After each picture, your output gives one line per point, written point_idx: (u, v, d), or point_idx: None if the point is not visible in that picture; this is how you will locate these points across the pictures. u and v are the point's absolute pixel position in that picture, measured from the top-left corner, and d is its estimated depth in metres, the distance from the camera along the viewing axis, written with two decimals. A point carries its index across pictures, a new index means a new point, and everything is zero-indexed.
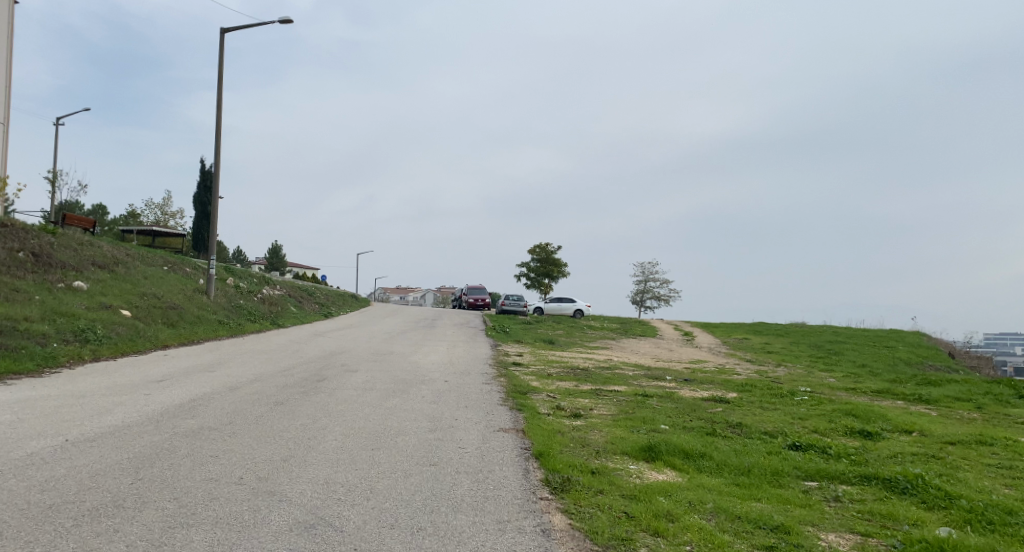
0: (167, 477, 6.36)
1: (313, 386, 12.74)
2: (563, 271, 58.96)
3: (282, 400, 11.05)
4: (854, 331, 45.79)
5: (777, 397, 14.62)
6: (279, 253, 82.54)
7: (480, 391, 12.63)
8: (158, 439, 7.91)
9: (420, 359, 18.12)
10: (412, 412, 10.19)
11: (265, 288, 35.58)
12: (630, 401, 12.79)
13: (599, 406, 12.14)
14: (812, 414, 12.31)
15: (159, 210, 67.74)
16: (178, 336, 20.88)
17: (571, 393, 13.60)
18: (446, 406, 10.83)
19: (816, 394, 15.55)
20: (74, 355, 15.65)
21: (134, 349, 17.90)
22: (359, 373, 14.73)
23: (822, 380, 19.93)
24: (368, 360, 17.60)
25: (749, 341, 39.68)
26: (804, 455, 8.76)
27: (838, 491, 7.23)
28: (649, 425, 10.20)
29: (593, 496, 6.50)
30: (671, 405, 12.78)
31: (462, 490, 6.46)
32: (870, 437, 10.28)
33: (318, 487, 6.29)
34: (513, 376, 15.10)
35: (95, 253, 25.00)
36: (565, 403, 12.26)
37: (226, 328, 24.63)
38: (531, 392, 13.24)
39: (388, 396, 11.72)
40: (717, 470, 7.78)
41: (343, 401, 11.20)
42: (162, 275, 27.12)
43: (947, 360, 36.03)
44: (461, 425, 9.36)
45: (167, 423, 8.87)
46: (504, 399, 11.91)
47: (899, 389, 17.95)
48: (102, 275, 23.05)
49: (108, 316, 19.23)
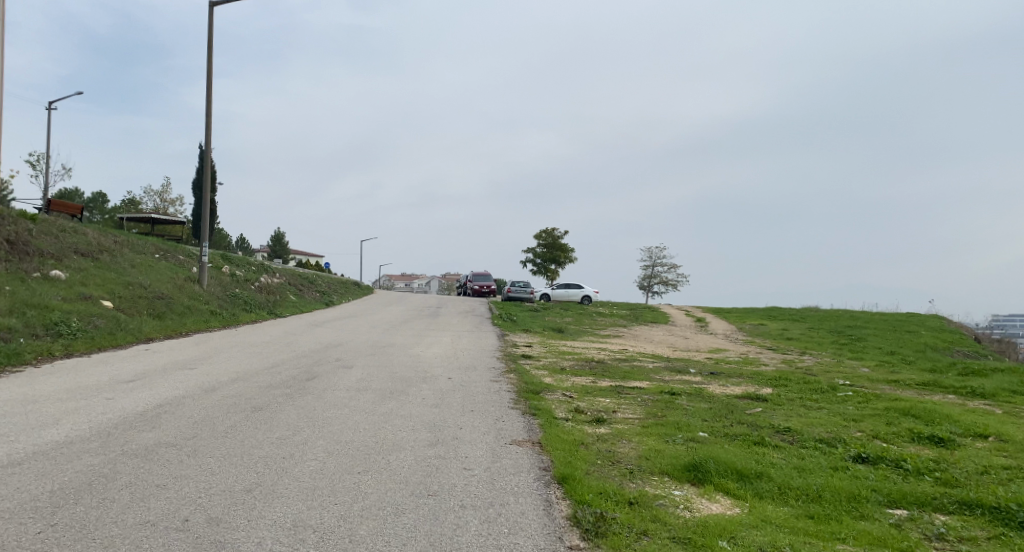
0: (89, 522, 4.99)
1: (301, 387, 11.30)
2: (566, 255, 57.15)
3: (263, 405, 9.64)
4: (872, 316, 44.33)
5: (816, 394, 13.14)
6: (280, 240, 81.11)
7: (488, 392, 11.20)
8: (99, 461, 6.51)
9: (422, 352, 16.69)
10: (410, 419, 8.81)
11: (262, 275, 34.22)
12: (657, 402, 11.35)
13: (624, 407, 10.71)
14: (865, 414, 10.85)
15: (158, 197, 66.35)
16: (165, 328, 19.50)
17: (589, 392, 12.16)
18: (449, 411, 9.39)
19: (859, 389, 14.05)
20: (42, 351, 14.29)
21: (113, 344, 16.51)
22: (355, 370, 13.31)
23: (856, 371, 18.41)
24: (365, 354, 16.15)
25: (766, 327, 38.23)
26: (877, 472, 7.34)
27: (939, 525, 5.82)
28: (686, 434, 8.78)
29: (636, 543, 5.12)
30: (704, 405, 11.34)
31: (469, 537, 5.07)
32: (945, 445, 8.82)
33: (283, 535, 4.94)
34: (524, 372, 13.64)
35: (79, 240, 23.57)
36: (584, 405, 10.82)
37: (218, 318, 23.25)
38: (545, 391, 11.80)
39: (384, 399, 10.29)
40: (782, 497, 6.36)
41: (333, 406, 9.78)
42: (151, 264, 25.72)
43: (973, 344, 34.47)
44: (467, 436, 7.95)
45: (119, 437, 7.47)
46: (516, 401, 10.48)
47: (945, 381, 16.40)
48: (85, 264, 21.64)
49: (87, 307, 17.85)
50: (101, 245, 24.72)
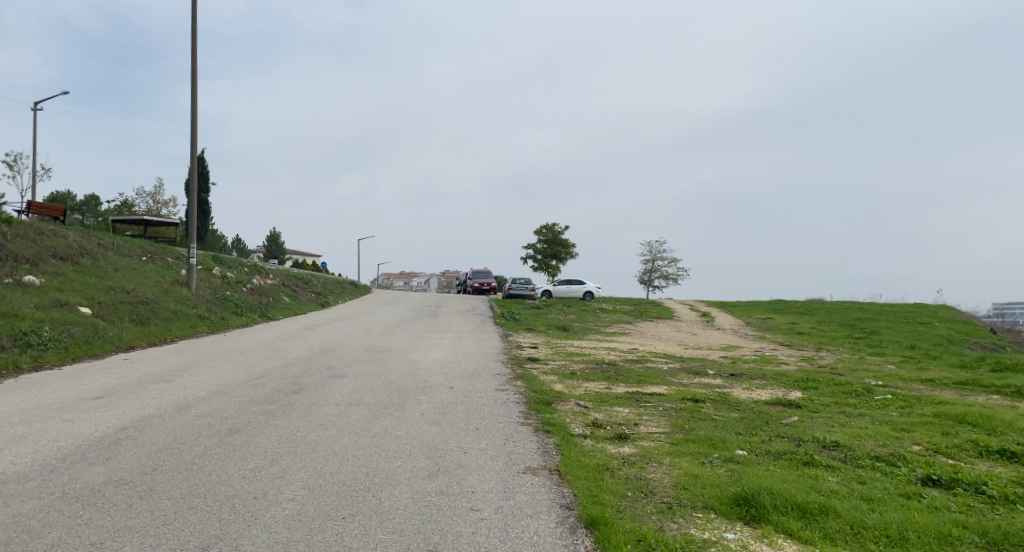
0: None
1: (287, 402, 10.17)
2: (566, 250, 56.08)
3: (240, 427, 8.52)
4: (880, 308, 43.25)
5: (851, 397, 12.03)
6: (277, 240, 79.98)
7: (494, 404, 10.11)
8: (29, 510, 5.41)
9: (421, 357, 15.55)
10: (406, 442, 7.70)
11: (255, 276, 33.06)
12: (681, 411, 10.27)
13: (646, 420, 9.61)
14: (915, 422, 9.73)
15: (151, 198, 65.15)
16: (147, 335, 18.34)
17: (605, 399, 11.05)
18: (451, 430, 8.29)
19: (896, 390, 12.93)
20: (8, 365, 13.13)
21: (88, 354, 15.36)
22: (347, 380, 12.17)
23: (882, 369, 17.30)
24: (359, 360, 14.99)
25: (774, 321, 37.11)
26: (958, 500, 6.24)
27: None
28: (723, 453, 7.70)
29: None
30: (734, 414, 10.24)
31: None
32: (1021, 461, 7.70)
33: None
34: (531, 378, 12.52)
35: (58, 244, 22.42)
36: (601, 416, 9.72)
37: (205, 323, 22.11)
38: (556, 400, 10.67)
39: (377, 415, 9.17)
40: (857, 539, 5.31)
41: (321, 425, 8.66)
42: (137, 267, 24.56)
43: (988, 335, 33.31)
44: (473, 464, 6.91)
45: (62, 473, 6.33)
46: (526, 415, 9.35)
47: (982, 379, 15.20)
48: (63, 268, 20.49)
49: (61, 314, 16.71)
50: (82, 247, 23.56)
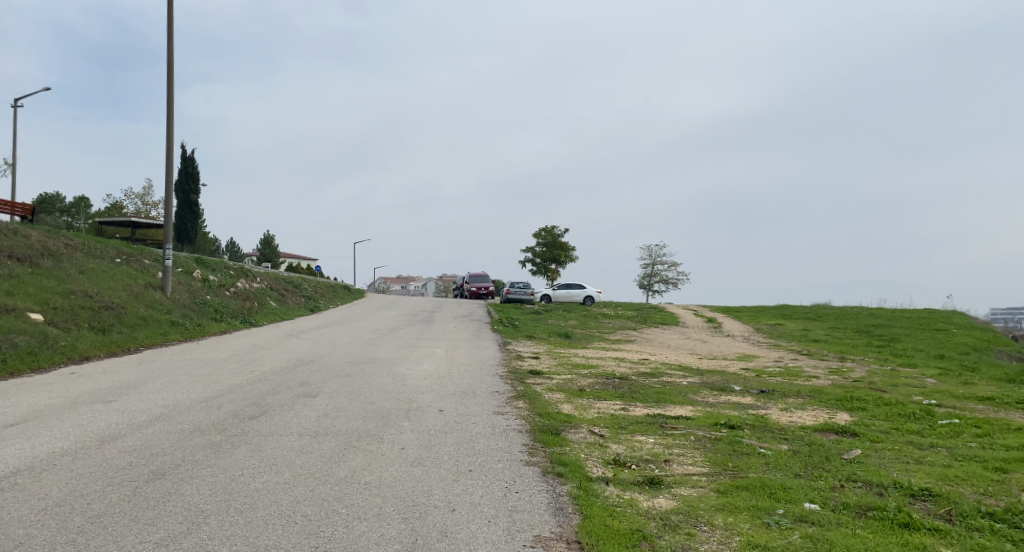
0: None
1: (240, 431, 8.34)
2: (567, 254, 54.22)
3: (167, 469, 6.67)
4: (893, 313, 41.57)
5: (913, 422, 10.22)
6: (272, 243, 78.26)
7: (494, 433, 8.30)
8: None
9: (409, 371, 13.73)
10: (375, 493, 5.89)
11: (240, 279, 31.20)
12: (718, 443, 8.45)
13: (678, 455, 7.81)
14: (1008, 458, 7.90)
15: (141, 200, 63.30)
16: (108, 344, 16.51)
17: (624, 426, 9.22)
18: (437, 474, 6.47)
19: (958, 413, 11.09)
20: None
21: (30, 367, 13.47)
22: (318, 400, 10.31)
23: (923, 384, 15.48)
24: (338, 375, 13.14)
25: (785, 327, 35.23)
26: None
27: None
28: (791, 509, 5.89)
29: None
30: (781, 445, 8.43)
31: None
32: None
33: None
34: (536, 397, 10.70)
35: (16, 244, 20.57)
36: (622, 450, 7.90)
37: (177, 330, 20.24)
38: (565, 428, 8.86)
39: (346, 451, 7.35)
40: None
41: (274, 465, 6.82)
42: (105, 269, 22.69)
43: (1010, 342, 31.55)
44: (463, 532, 5.11)
45: None
46: (532, 450, 7.53)
47: None
48: (17, 270, 18.60)
49: (6, 322, 14.86)
50: (45, 248, 21.70)
